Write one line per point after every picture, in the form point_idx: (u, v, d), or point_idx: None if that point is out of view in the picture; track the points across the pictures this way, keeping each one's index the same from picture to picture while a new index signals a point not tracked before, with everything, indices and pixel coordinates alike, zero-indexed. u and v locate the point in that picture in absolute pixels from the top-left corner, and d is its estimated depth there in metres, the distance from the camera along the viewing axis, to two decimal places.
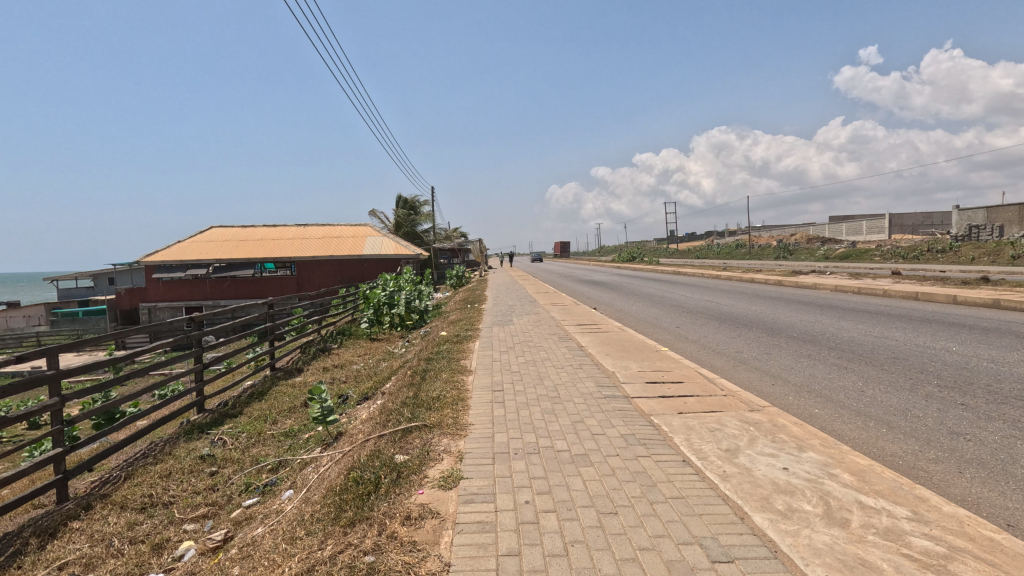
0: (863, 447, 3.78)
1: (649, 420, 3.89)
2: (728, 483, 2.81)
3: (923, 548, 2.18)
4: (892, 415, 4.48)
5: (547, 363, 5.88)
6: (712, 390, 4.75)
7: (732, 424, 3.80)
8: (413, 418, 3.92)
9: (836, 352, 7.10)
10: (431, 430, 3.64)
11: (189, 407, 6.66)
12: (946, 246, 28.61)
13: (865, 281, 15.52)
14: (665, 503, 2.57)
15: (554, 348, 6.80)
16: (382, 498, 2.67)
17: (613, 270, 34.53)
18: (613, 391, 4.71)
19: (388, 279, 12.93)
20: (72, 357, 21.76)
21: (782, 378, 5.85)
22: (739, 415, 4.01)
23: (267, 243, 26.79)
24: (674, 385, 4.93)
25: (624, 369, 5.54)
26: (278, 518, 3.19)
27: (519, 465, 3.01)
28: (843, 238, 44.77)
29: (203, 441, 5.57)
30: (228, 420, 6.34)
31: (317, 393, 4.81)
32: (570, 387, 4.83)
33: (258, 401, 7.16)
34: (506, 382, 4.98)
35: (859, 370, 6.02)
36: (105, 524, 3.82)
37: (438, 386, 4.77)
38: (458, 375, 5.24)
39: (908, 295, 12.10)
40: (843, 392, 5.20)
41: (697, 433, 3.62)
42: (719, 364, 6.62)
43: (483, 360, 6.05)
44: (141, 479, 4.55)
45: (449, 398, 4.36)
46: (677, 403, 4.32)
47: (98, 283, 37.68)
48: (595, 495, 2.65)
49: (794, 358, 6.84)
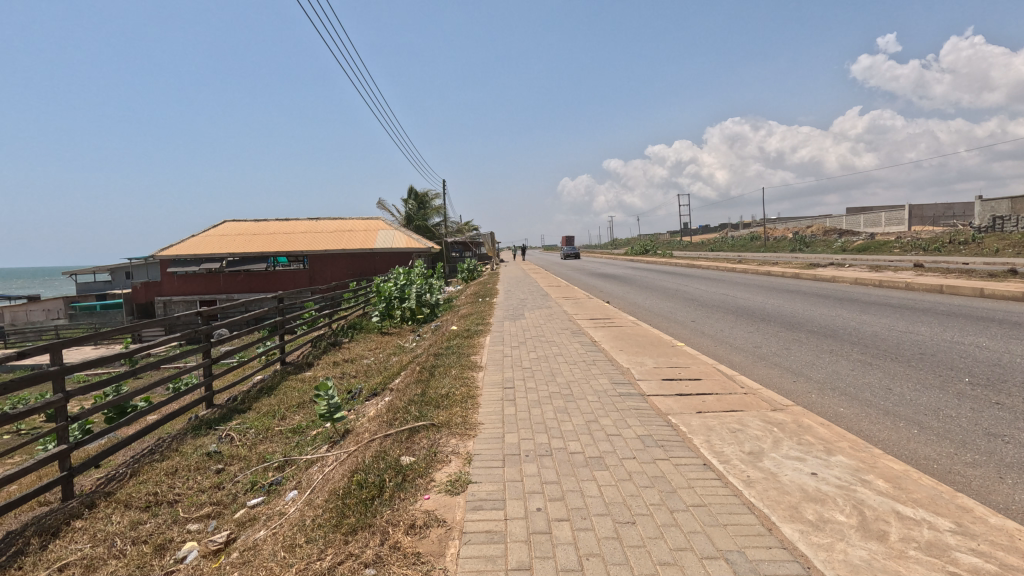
0: (893, 450, 3.59)
1: (666, 419, 3.73)
2: (753, 489, 2.64)
3: (972, 566, 2.00)
4: (922, 415, 4.27)
5: (560, 359, 5.73)
6: (732, 387, 4.56)
7: (754, 423, 3.62)
8: (420, 417, 3.78)
9: (860, 347, 6.88)
10: (440, 429, 3.50)
11: (198, 402, 6.62)
12: (969, 238, 27.93)
13: (886, 274, 15.08)
14: (686, 512, 2.40)
15: (566, 344, 6.63)
16: (386, 504, 2.54)
17: (626, 271, 26.16)
18: (628, 388, 4.54)
19: (399, 272, 12.88)
20: (89, 351, 22.06)
21: (804, 375, 5.65)
22: (761, 415, 3.82)
23: (279, 237, 26.83)
24: (692, 382, 4.75)
25: (639, 365, 5.37)
26: (281, 521, 3.07)
27: (531, 468, 2.87)
28: (862, 229, 44.02)
29: (210, 437, 5.51)
30: (236, 416, 6.26)
31: (323, 389, 4.72)
32: (584, 384, 4.66)
33: (267, 396, 7.10)
34: (518, 379, 4.83)
35: (884, 366, 5.79)
36: (109, 523, 3.74)
37: (447, 383, 4.65)
38: (468, 371, 5.11)
39: (933, 287, 11.75)
40: (868, 390, 5.00)
41: (717, 434, 3.44)
42: (737, 359, 6.44)
43: (493, 356, 5.90)
44: (147, 476, 4.48)
45: (459, 396, 4.22)
46: (695, 402, 4.15)
47: (116, 277, 38.18)
48: (611, 502, 2.49)
49: (816, 353, 6.62)
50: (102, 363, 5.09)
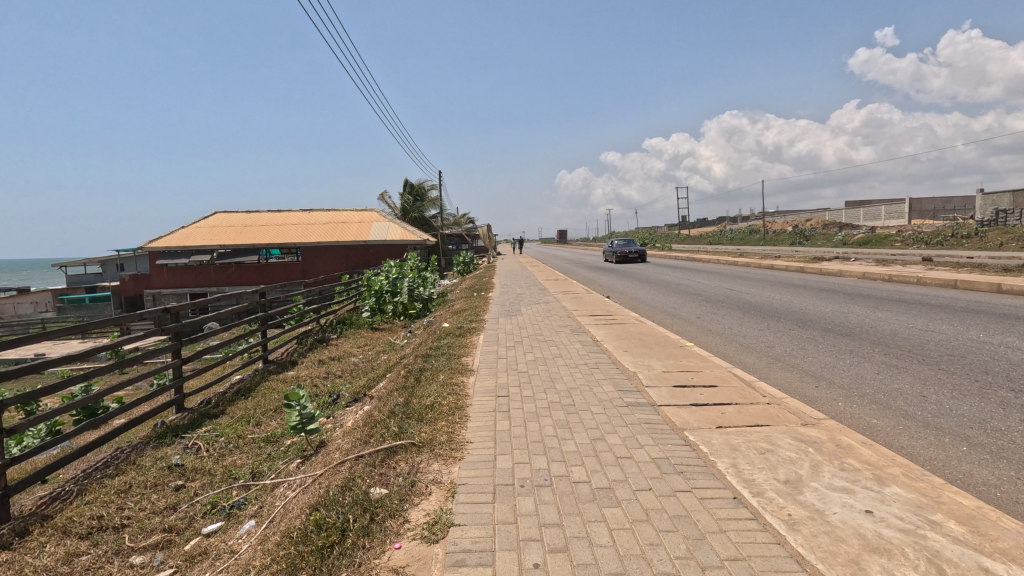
0: (944, 472, 3.11)
1: (683, 437, 3.24)
2: (799, 534, 2.16)
3: None
4: (968, 428, 3.80)
5: (559, 361, 5.24)
6: (754, 396, 4.07)
7: (785, 442, 3.13)
8: (400, 434, 3.28)
9: (881, 347, 6.41)
10: (421, 450, 3.00)
11: (167, 407, 6.11)
12: (972, 232, 27.53)
13: (894, 268, 14.64)
14: (722, 570, 1.91)
15: (566, 344, 6.11)
16: (344, 558, 2.05)
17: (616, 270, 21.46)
18: (636, 397, 4.04)
19: (391, 267, 12.31)
20: (75, 345, 21.40)
21: (825, 379, 5.17)
22: (792, 431, 3.32)
23: (272, 229, 26.18)
24: (707, 389, 4.26)
25: (646, 369, 4.87)
26: (230, 563, 2.58)
27: (527, 504, 2.38)
28: (861, 221, 43.65)
29: (174, 448, 5.00)
30: (207, 422, 5.77)
31: (294, 398, 4.20)
32: (586, 392, 4.16)
33: (243, 398, 6.60)
34: (513, 386, 4.32)
35: (912, 370, 5.31)
36: (39, 556, 3.24)
37: (434, 390, 4.13)
38: (458, 377, 4.60)
39: (947, 282, 11.29)
40: (901, 398, 4.52)
41: (744, 457, 2.96)
42: (750, 361, 5.95)
43: (487, 358, 5.37)
44: (94, 495, 3.98)
45: (445, 407, 3.71)
46: (713, 414, 3.66)
47: (107, 271, 37.39)
48: (626, 555, 2.00)
49: (835, 355, 6.12)
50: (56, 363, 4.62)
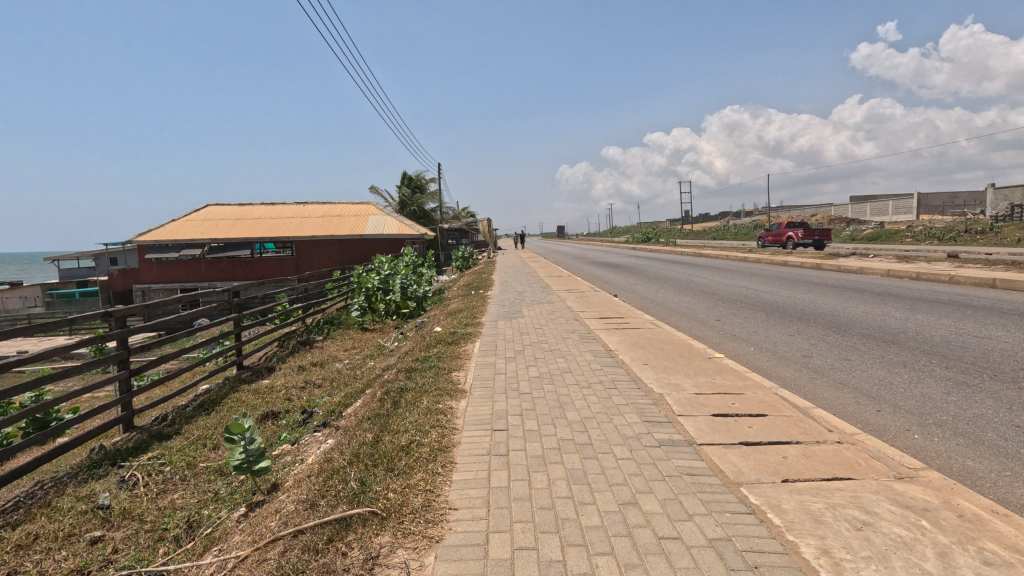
0: None
1: (742, 499, 2.41)
2: None
3: None
4: None
5: (568, 377, 4.40)
6: (817, 432, 3.22)
7: (884, 510, 2.29)
8: (359, 493, 2.42)
9: (938, 358, 5.52)
10: (385, 528, 2.13)
11: (113, 425, 5.28)
12: (985, 228, 26.64)
13: (919, 266, 13.69)
14: None
15: (575, 355, 5.24)
16: None
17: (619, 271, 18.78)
18: (669, 430, 3.20)
19: (383, 261, 11.39)
20: (60, 342, 20.65)
21: (886, 402, 4.30)
22: (886, 490, 2.48)
23: (264, 222, 25.31)
24: (755, 420, 3.42)
25: (675, 391, 4.01)
26: None
27: None
28: (868, 218, 42.65)
29: (106, 481, 4.15)
30: (155, 445, 4.93)
31: (237, 431, 3.32)
32: (606, 423, 3.32)
33: (205, 414, 5.77)
34: (513, 414, 3.47)
35: (991, 390, 4.43)
36: None
37: (413, 422, 3.28)
38: (445, 401, 3.74)
39: (984, 281, 10.38)
40: (991, 428, 3.67)
41: (835, 534, 2.12)
42: (789, 375, 5.10)
43: (482, 375, 4.50)
44: None
45: (426, 449, 2.86)
46: (772, 460, 2.82)
47: (98, 264, 36.31)
48: None
49: (888, 368, 5.23)
50: (11, 368, 3.95)
